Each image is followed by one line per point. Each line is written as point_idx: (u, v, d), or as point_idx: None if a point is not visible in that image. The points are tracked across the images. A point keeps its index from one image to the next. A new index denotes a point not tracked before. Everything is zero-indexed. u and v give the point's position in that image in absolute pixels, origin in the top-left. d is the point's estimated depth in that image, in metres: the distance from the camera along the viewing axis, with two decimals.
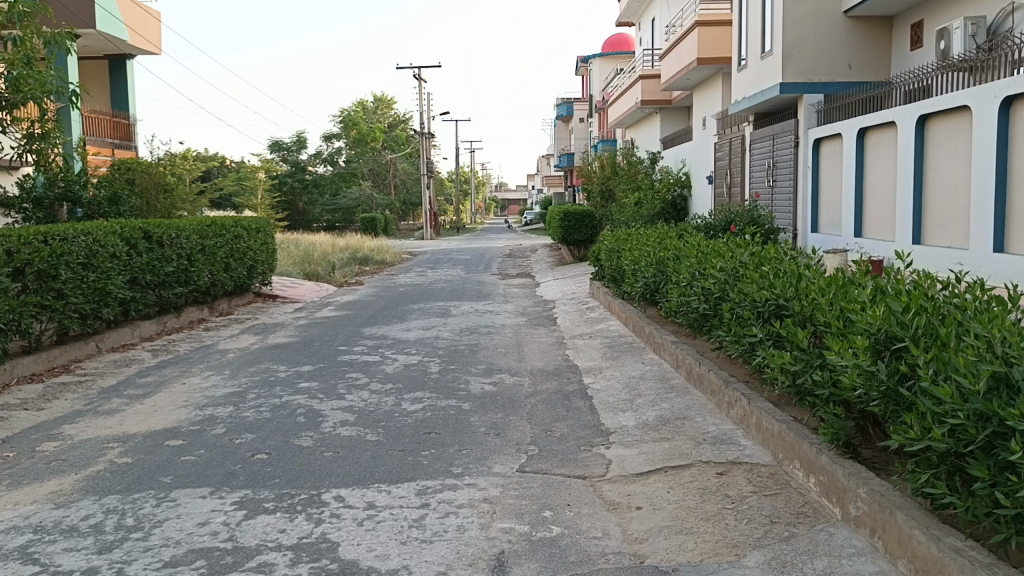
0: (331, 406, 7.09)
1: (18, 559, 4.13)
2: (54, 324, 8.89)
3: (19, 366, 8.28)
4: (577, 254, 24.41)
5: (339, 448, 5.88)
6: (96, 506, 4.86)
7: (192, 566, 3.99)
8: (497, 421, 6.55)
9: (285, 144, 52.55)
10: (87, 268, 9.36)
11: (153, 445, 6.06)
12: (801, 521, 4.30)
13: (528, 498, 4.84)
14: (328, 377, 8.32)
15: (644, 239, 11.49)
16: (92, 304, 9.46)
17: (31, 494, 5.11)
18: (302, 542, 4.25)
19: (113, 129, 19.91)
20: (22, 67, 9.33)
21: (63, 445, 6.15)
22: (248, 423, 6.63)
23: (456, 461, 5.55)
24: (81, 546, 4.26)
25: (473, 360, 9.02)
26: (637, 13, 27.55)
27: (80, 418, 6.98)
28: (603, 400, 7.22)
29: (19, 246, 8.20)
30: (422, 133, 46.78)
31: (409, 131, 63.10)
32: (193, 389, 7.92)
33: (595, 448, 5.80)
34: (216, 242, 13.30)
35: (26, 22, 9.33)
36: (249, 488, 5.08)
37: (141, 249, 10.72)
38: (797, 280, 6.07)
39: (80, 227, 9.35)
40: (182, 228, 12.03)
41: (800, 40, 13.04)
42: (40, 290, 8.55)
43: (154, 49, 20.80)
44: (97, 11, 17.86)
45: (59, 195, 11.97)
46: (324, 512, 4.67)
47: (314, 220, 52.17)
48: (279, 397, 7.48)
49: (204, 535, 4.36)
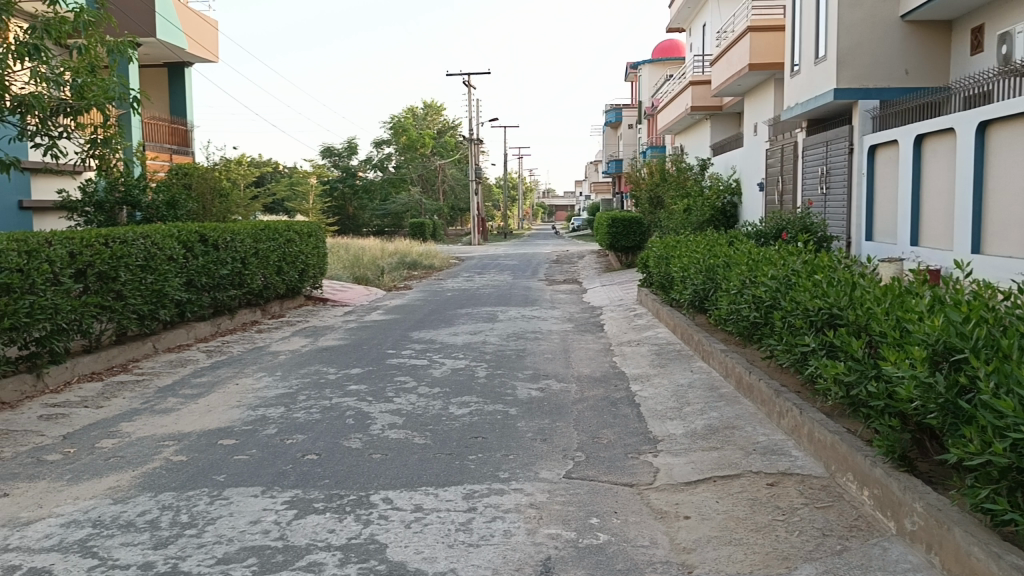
0: (380, 409, 7.16)
1: (78, 552, 4.26)
2: (115, 324, 9.16)
3: (80, 364, 8.56)
4: (626, 260, 24.27)
5: (388, 450, 5.94)
6: (153, 502, 4.99)
7: (244, 563, 4.07)
8: (544, 427, 6.55)
9: (336, 150, 53.33)
10: (145, 270, 9.63)
11: (207, 444, 6.20)
12: (854, 534, 4.22)
13: (574, 504, 4.83)
14: (376, 380, 8.42)
15: (694, 246, 11.43)
16: (149, 305, 9.73)
17: (90, 490, 5.27)
18: (351, 542, 4.30)
19: (171, 135, 20.40)
20: (85, 75, 9.48)
21: (121, 442, 6.33)
22: (298, 424, 6.74)
23: (502, 465, 5.57)
24: (138, 541, 4.37)
25: (520, 366, 9.03)
26: (688, 19, 27.39)
27: (138, 416, 7.17)
28: (651, 408, 7.17)
29: (81, 248, 8.45)
30: (471, 140, 47.01)
31: (458, 136, 63.46)
32: (247, 390, 8.09)
33: (642, 456, 5.76)
34: (269, 246, 13.53)
35: (90, 31, 9.66)
36: (300, 488, 5.16)
37: (197, 252, 10.98)
38: (850, 288, 5.96)
39: (139, 230, 9.62)
40: (237, 231, 12.30)
41: (855, 45, 12.82)
42: (100, 291, 8.80)
43: (211, 57, 21.29)
44: (155, 20, 18.28)
45: (119, 199, 12.37)
46: (373, 513, 4.72)
47: (364, 225, 52.76)
48: (329, 399, 7.59)
49: (256, 533, 4.45)
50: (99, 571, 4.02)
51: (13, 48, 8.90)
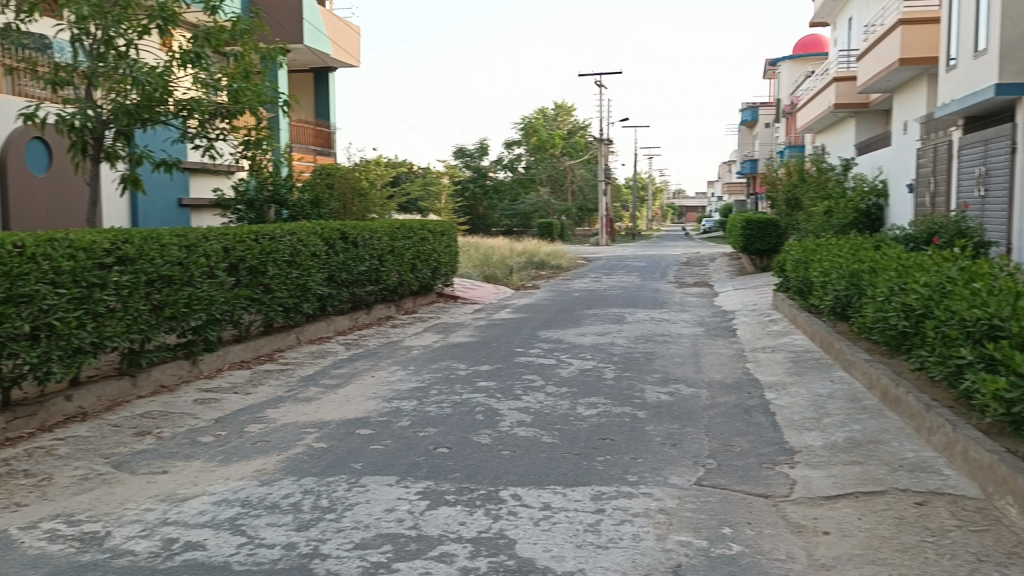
0: (509, 406, 7.26)
1: (229, 529, 4.55)
2: (262, 316, 9.71)
3: (231, 352, 9.14)
4: (760, 264, 23.51)
5: (517, 448, 6.01)
6: (296, 485, 5.26)
7: (380, 549, 4.22)
8: (673, 432, 6.44)
9: (468, 151, 54.38)
10: (291, 266, 10.16)
11: (345, 433, 6.47)
12: (1014, 563, 3.92)
13: (705, 512, 4.73)
14: (505, 377, 8.53)
15: (836, 250, 10.94)
16: (293, 298, 10.26)
17: (240, 471, 5.61)
18: (481, 536, 4.38)
19: (316, 137, 21.40)
20: (240, 80, 10.05)
21: (267, 428, 6.70)
22: (431, 417, 6.93)
23: (632, 468, 5.52)
24: (282, 522, 4.62)
25: (649, 369, 8.92)
26: (832, 13, 26.23)
27: (282, 403, 7.57)
28: (787, 417, 6.91)
29: (235, 244, 8.99)
30: (601, 140, 46.80)
31: (588, 137, 63.33)
32: (382, 382, 8.39)
33: (778, 467, 5.57)
34: (404, 244, 13.97)
35: (246, 39, 10.22)
36: (432, 480, 5.30)
37: (338, 249, 11.49)
38: (1015, 298, 5.53)
39: (286, 227, 10.16)
40: (374, 229, 12.77)
41: (1020, 36, 11.89)
42: (251, 284, 9.35)
43: (354, 62, 22.17)
44: (303, 27, 19.22)
45: (268, 198, 13.11)
46: (502, 508, 4.79)
47: (493, 225, 53.56)
48: (460, 394, 7.76)
49: (391, 521, 4.60)
50: (248, 548, 4.27)
51: (179, 57, 9.74)
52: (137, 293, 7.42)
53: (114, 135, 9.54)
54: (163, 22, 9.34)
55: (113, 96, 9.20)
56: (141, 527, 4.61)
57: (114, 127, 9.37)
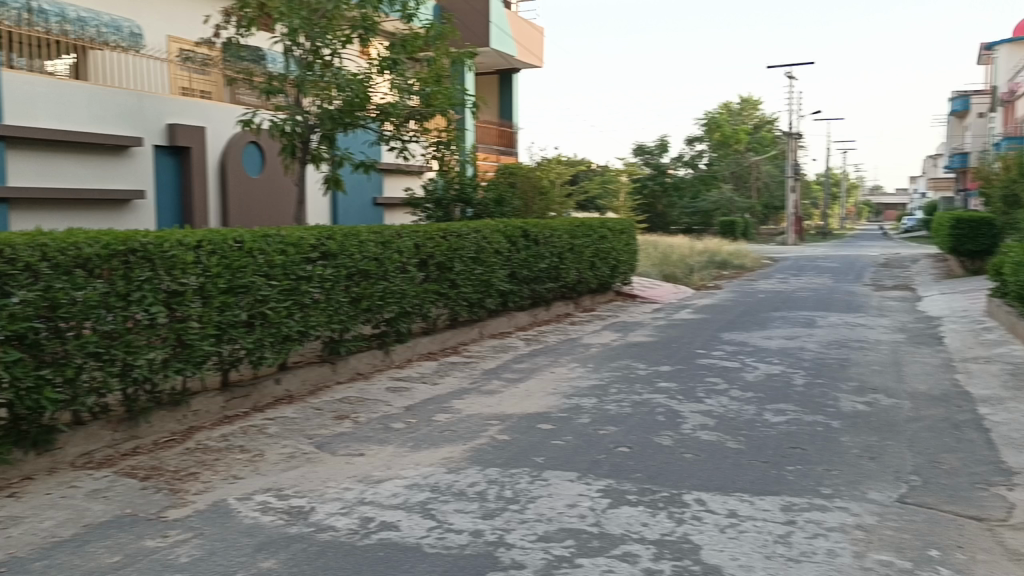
0: (691, 409, 7.10)
1: (420, 512, 4.77)
2: (449, 310, 10.10)
3: (420, 344, 9.58)
4: (971, 267, 21.56)
5: (701, 451, 5.87)
6: (481, 475, 5.42)
7: (563, 543, 4.27)
8: (871, 444, 6.04)
9: (648, 148, 53.73)
10: (475, 262, 10.50)
11: (527, 427, 6.60)
12: None
13: (909, 532, 4.40)
14: (687, 378, 8.36)
15: None
16: (478, 294, 10.59)
17: (429, 458, 5.86)
18: (665, 538, 4.32)
19: (500, 137, 21.96)
20: (433, 84, 10.40)
21: (453, 418, 6.97)
22: (611, 416, 6.92)
23: (825, 480, 5.23)
24: (469, 510, 4.78)
25: (843, 376, 8.42)
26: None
27: (467, 394, 7.84)
28: (1005, 435, 6.29)
29: (425, 241, 9.40)
30: (790, 134, 44.69)
31: (775, 131, 60.66)
32: (562, 379, 8.49)
33: (994, 489, 5.08)
34: (584, 242, 14.03)
35: (438, 45, 10.63)
36: (613, 478, 5.29)
37: (520, 246, 11.72)
38: None
39: (472, 225, 10.50)
40: (555, 227, 12.92)
41: None
42: (439, 279, 9.75)
43: (537, 62, 22.54)
44: (490, 30, 19.76)
45: (455, 196, 13.61)
46: (686, 512, 4.69)
47: (673, 223, 52.62)
48: (640, 394, 7.69)
49: (573, 517, 4.64)
50: (437, 532, 4.46)
51: (377, 65, 10.30)
52: (338, 286, 7.95)
53: (319, 138, 10.26)
54: (364, 31, 9.92)
55: (319, 102, 9.84)
56: (341, 504, 4.94)
57: (319, 131, 10.06)
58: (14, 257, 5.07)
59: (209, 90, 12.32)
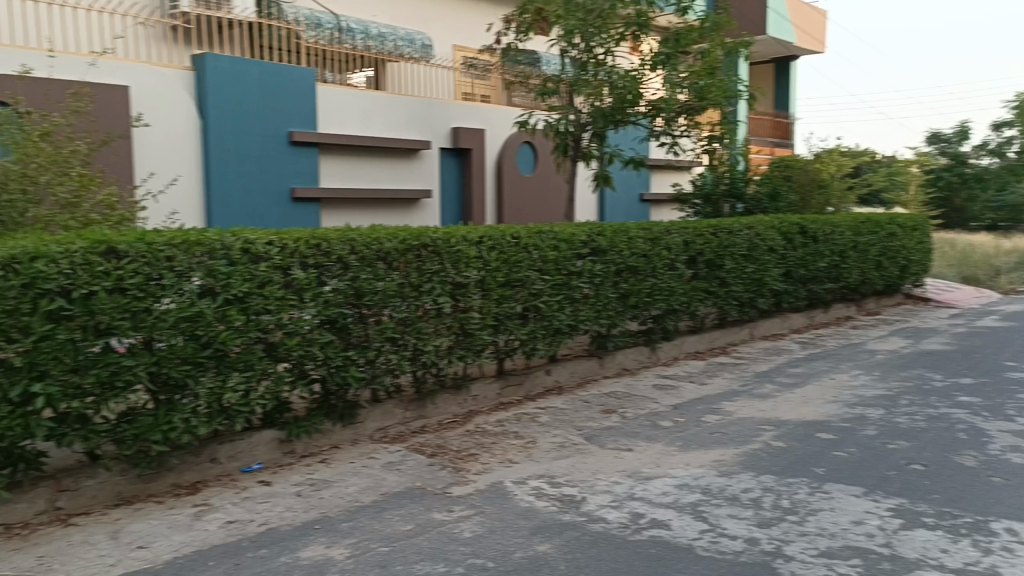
0: (1000, 428, 6.29)
1: (691, 513, 4.69)
2: (719, 309, 9.83)
3: (687, 343, 9.44)
4: None
5: (1014, 476, 5.17)
6: (755, 481, 5.21)
7: (848, 562, 3.97)
8: None
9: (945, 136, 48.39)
10: (747, 260, 10.12)
11: (805, 435, 6.23)
12: None
13: None
14: (994, 394, 7.41)
15: None
16: (749, 293, 10.20)
17: (699, 459, 5.75)
18: (970, 569, 3.86)
19: (775, 128, 20.96)
20: (706, 77, 10.12)
21: (724, 420, 6.77)
22: (902, 429, 6.32)
23: None
24: (743, 516, 4.61)
25: None
26: None
27: (738, 397, 7.58)
28: None
29: (695, 237, 9.22)
30: None
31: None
32: (843, 386, 7.91)
33: None
34: (869, 240, 12.97)
35: (712, 37, 10.36)
36: (906, 497, 4.83)
37: (796, 244, 11.11)
38: None
39: (744, 221, 10.13)
40: (836, 224, 12.07)
41: None
42: (709, 277, 9.53)
43: (818, 47, 21.20)
44: (766, 17, 18.93)
45: (725, 191, 13.24)
46: (996, 542, 4.16)
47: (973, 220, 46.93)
48: (936, 408, 6.95)
49: (860, 534, 4.30)
50: (710, 535, 4.35)
51: (650, 60, 10.19)
52: (607, 282, 8.05)
53: (590, 137, 10.49)
54: (638, 28, 9.88)
55: (592, 101, 10.01)
56: (612, 498, 4.99)
57: (591, 130, 10.27)
58: (329, 250, 5.71)
59: (489, 94, 13.08)
